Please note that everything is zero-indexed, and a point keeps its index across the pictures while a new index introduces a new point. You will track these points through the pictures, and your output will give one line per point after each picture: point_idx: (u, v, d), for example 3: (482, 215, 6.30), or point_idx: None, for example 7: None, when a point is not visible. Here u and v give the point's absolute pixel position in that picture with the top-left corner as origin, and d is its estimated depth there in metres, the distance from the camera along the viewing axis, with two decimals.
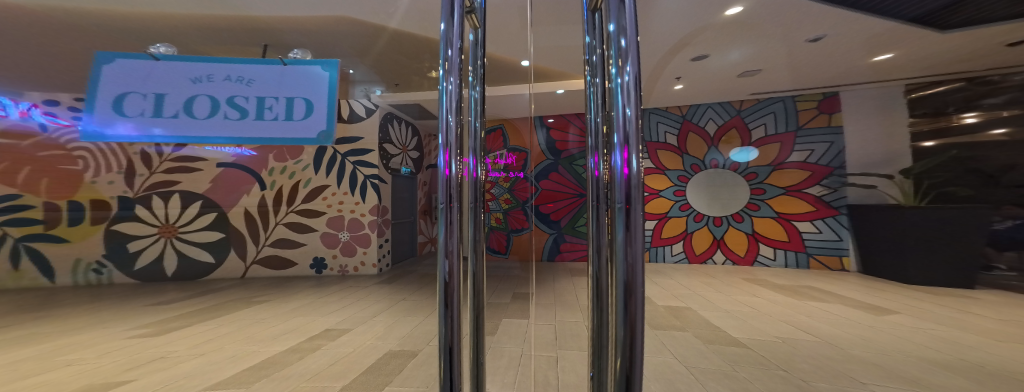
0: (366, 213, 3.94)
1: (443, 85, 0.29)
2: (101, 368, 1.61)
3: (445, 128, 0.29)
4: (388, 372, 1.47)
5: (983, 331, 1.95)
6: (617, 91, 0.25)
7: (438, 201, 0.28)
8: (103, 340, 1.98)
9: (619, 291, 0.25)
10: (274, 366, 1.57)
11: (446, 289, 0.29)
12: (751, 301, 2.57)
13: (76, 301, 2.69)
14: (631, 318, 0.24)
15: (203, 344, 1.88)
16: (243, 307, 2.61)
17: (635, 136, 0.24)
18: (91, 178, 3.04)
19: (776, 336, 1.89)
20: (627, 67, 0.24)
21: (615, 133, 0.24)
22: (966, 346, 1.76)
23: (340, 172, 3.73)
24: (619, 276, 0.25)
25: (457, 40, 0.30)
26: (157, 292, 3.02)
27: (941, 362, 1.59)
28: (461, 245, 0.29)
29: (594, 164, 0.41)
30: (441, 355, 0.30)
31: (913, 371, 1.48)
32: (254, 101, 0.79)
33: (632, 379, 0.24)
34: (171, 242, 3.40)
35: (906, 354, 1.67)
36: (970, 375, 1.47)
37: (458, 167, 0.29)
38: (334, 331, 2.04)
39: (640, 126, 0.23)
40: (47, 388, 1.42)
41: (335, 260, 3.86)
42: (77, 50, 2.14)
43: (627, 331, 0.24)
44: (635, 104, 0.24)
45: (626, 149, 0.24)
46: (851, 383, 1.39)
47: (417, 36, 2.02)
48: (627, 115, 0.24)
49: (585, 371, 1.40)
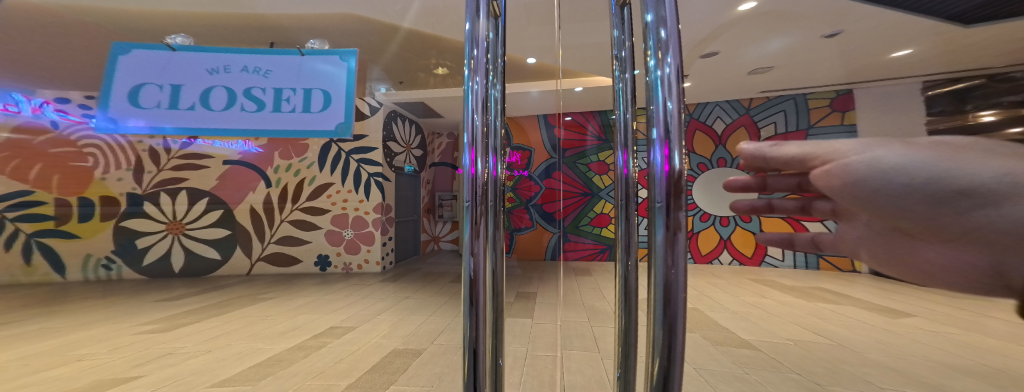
0: (370, 211, 3.95)
1: (470, 85, 0.28)
2: (109, 364, 1.64)
3: (471, 127, 0.28)
4: (393, 371, 1.47)
5: (1002, 334, 1.93)
6: (658, 84, 0.24)
7: (463, 199, 0.29)
8: (112, 335, 2.01)
9: (656, 298, 0.25)
10: (280, 363, 1.59)
11: (471, 287, 0.28)
12: (759, 302, 2.54)
13: (89, 296, 2.75)
14: (671, 318, 0.24)
15: (210, 340, 1.91)
16: (249, 304, 2.63)
17: (676, 131, 0.23)
18: (101, 175, 3.06)
19: (787, 338, 1.88)
20: (667, 59, 0.24)
21: (654, 129, 0.24)
22: (987, 350, 1.74)
23: (343, 170, 3.79)
24: (657, 276, 0.25)
25: (483, 40, 0.29)
26: (165, 288, 3.06)
27: (961, 366, 1.57)
28: (486, 245, 0.29)
29: (623, 164, 0.44)
30: (466, 355, 0.30)
31: (933, 377, 1.46)
32: (271, 93, 0.76)
33: (670, 379, 0.24)
34: (179, 238, 3.50)
35: (924, 358, 1.64)
36: (992, 380, 1.45)
37: (484, 166, 0.28)
38: (340, 328, 2.06)
39: (682, 119, 0.23)
40: (58, 382, 1.45)
41: (339, 257, 3.89)
42: (84, 48, 2.15)
43: (668, 335, 0.24)
44: (677, 97, 0.24)
45: (667, 145, 0.23)
46: (867, 386, 1.39)
47: (427, 34, 1.99)
48: (668, 109, 0.23)
49: (591, 371, 1.39)
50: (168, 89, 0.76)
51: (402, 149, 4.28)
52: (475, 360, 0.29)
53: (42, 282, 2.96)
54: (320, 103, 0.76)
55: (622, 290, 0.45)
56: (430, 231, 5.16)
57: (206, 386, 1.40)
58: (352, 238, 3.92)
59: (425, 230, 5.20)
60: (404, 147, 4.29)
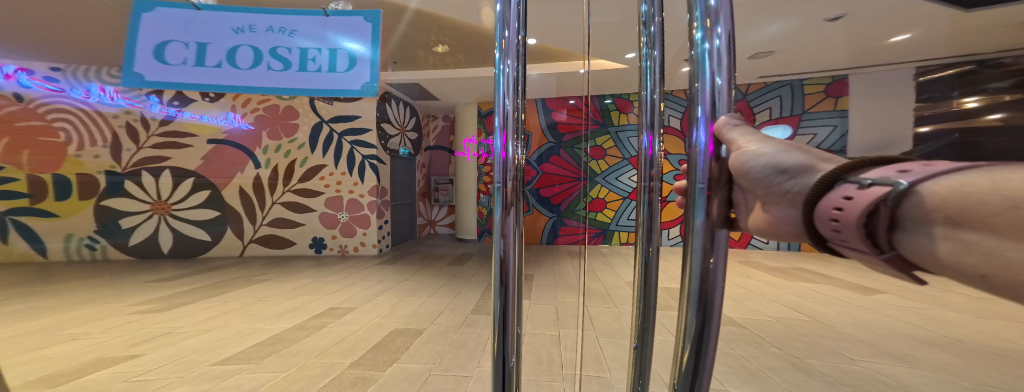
0: (365, 194, 3.80)
1: (501, 69, 0.28)
2: (106, 342, 1.64)
3: (503, 112, 0.28)
4: (395, 349, 1.52)
5: (966, 309, 2.07)
6: (703, 57, 0.23)
7: (494, 181, 0.28)
8: (107, 315, 2.00)
9: (692, 292, 0.24)
10: (282, 342, 1.62)
11: (501, 267, 0.28)
12: (744, 282, 2.65)
13: (75, 276, 2.71)
14: (707, 305, 0.23)
15: (209, 320, 1.91)
16: (244, 285, 2.63)
17: (725, 108, 0.22)
18: (75, 152, 3.09)
19: (769, 316, 1.98)
20: (717, 29, 0.22)
21: (699, 108, 0.23)
22: (952, 323, 1.87)
23: (336, 152, 3.69)
24: (693, 261, 0.24)
25: (514, 21, 0.28)
26: (154, 269, 3.02)
27: (927, 338, 1.69)
28: (516, 228, 0.29)
29: (648, 144, 0.38)
30: (495, 326, 0.30)
31: (901, 349, 1.59)
32: (297, 51, 0.53)
33: (701, 363, 0.24)
34: (165, 218, 3.38)
35: (894, 331, 1.77)
36: (954, 350, 1.58)
37: (514, 150, 0.28)
38: (340, 309, 2.08)
39: (728, 96, 0.22)
40: (56, 360, 1.46)
41: (334, 240, 3.74)
42: (52, 16, 2.02)
43: (700, 324, 0.24)
44: (725, 72, 0.22)
45: (713, 123, 0.22)
46: (843, 359, 1.49)
47: (429, 13, 1.84)
48: (716, 86, 0.22)
49: (584, 347, 1.47)
50: (193, 46, 0.49)
51: (397, 132, 4.25)
52: (504, 332, 0.30)
53: (23, 261, 3.02)
54: (349, 61, 0.54)
55: (641, 277, 0.39)
56: (426, 215, 5.26)
57: (208, 364, 1.43)
58: (347, 221, 3.77)
59: (421, 213, 5.18)
60: (398, 129, 4.27)
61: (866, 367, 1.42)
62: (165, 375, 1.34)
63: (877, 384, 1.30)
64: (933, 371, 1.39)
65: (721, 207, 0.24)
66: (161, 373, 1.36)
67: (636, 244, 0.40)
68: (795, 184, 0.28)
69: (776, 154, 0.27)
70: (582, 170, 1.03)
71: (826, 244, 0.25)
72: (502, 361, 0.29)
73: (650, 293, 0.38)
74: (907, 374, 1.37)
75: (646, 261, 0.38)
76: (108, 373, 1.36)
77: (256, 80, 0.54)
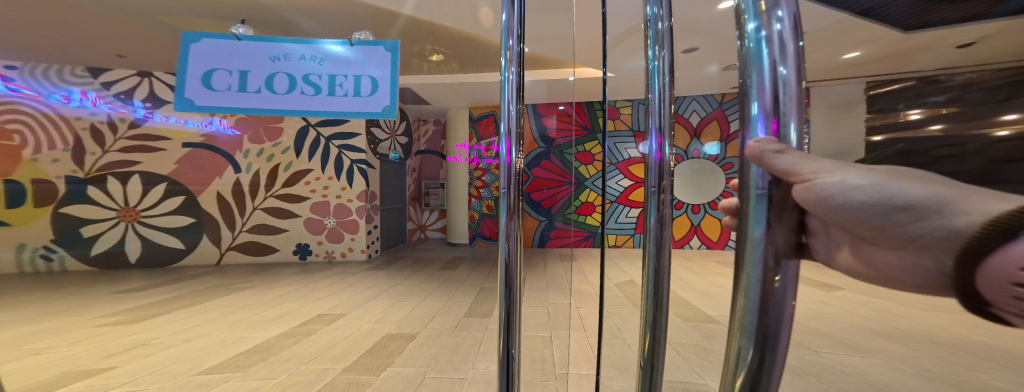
0: (353, 199, 3.68)
1: (505, 75, 0.29)
2: (76, 355, 1.53)
3: (507, 117, 0.29)
4: (388, 354, 1.48)
5: (919, 303, 2.22)
6: (759, 48, 0.18)
7: (500, 185, 0.30)
8: (73, 327, 1.87)
9: (746, 324, 0.20)
10: (271, 349, 1.55)
11: (506, 270, 0.30)
12: None
13: (30, 288, 2.50)
14: (767, 339, 0.19)
15: (187, 330, 1.81)
16: (224, 293, 2.50)
17: (794, 104, 0.17)
18: (32, 155, 2.90)
19: None
20: (779, 11, 0.18)
21: (754, 105, 0.18)
22: (905, 316, 2.00)
23: (325, 156, 3.57)
24: (750, 280, 0.19)
25: (517, 29, 0.29)
26: (120, 279, 2.83)
27: (879, 330, 1.80)
28: (519, 230, 0.31)
29: (656, 148, 0.40)
30: (502, 331, 0.31)
31: (858, 340, 1.69)
32: (327, 78, 0.66)
33: None
34: (133, 226, 3.19)
35: (856, 326, 1.86)
36: (903, 340, 1.69)
37: (518, 155, 0.30)
38: (329, 315, 2.01)
39: (801, 89, 0.17)
40: (21, 373, 1.35)
41: (320, 246, 3.63)
42: (23, 9, 1.90)
43: (759, 357, 0.20)
44: (791, 62, 0.17)
45: (776, 119, 0.17)
46: (807, 350, 1.57)
47: (424, 22, 1.88)
48: (781, 75, 0.17)
49: (577, 346, 1.48)
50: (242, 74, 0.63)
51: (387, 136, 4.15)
52: (509, 337, 0.30)
53: None
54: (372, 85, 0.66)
55: (651, 283, 0.40)
56: (415, 219, 5.19)
57: (192, 373, 1.35)
58: (334, 226, 3.67)
59: (411, 218, 5.11)
60: (389, 133, 4.17)
61: (829, 358, 1.50)
62: (145, 386, 1.27)
63: (838, 373, 1.38)
64: (887, 359, 1.49)
65: (789, 233, 0.18)
66: (141, 384, 1.29)
67: (647, 251, 0.40)
68: (927, 228, 0.19)
69: (879, 185, 0.19)
70: (572, 173, 1.06)
71: (987, 306, 0.19)
72: (506, 360, 0.30)
73: (659, 295, 0.39)
74: (865, 364, 1.45)
75: (659, 263, 0.39)
76: (81, 386, 1.27)
77: (289, 100, 0.66)
